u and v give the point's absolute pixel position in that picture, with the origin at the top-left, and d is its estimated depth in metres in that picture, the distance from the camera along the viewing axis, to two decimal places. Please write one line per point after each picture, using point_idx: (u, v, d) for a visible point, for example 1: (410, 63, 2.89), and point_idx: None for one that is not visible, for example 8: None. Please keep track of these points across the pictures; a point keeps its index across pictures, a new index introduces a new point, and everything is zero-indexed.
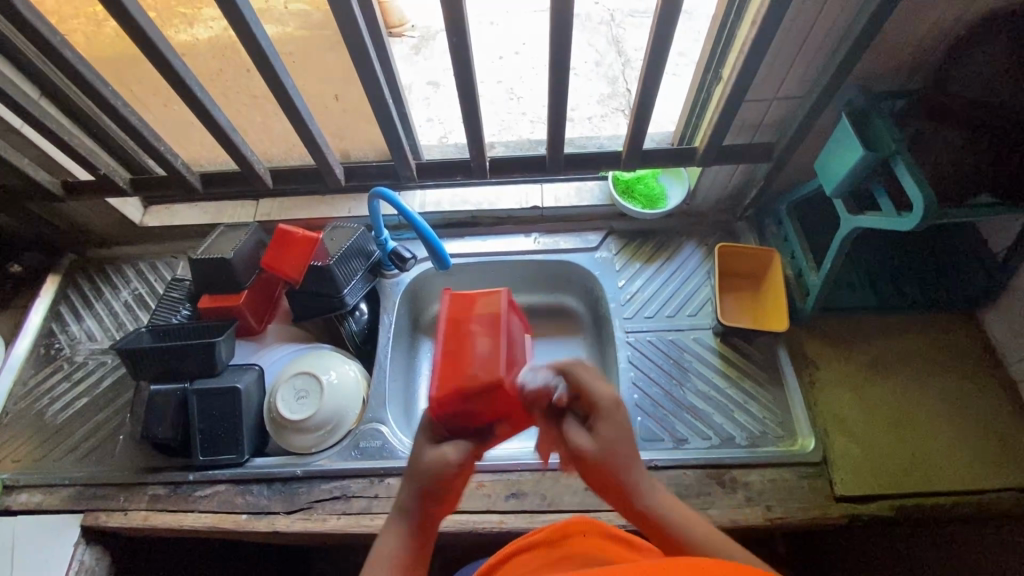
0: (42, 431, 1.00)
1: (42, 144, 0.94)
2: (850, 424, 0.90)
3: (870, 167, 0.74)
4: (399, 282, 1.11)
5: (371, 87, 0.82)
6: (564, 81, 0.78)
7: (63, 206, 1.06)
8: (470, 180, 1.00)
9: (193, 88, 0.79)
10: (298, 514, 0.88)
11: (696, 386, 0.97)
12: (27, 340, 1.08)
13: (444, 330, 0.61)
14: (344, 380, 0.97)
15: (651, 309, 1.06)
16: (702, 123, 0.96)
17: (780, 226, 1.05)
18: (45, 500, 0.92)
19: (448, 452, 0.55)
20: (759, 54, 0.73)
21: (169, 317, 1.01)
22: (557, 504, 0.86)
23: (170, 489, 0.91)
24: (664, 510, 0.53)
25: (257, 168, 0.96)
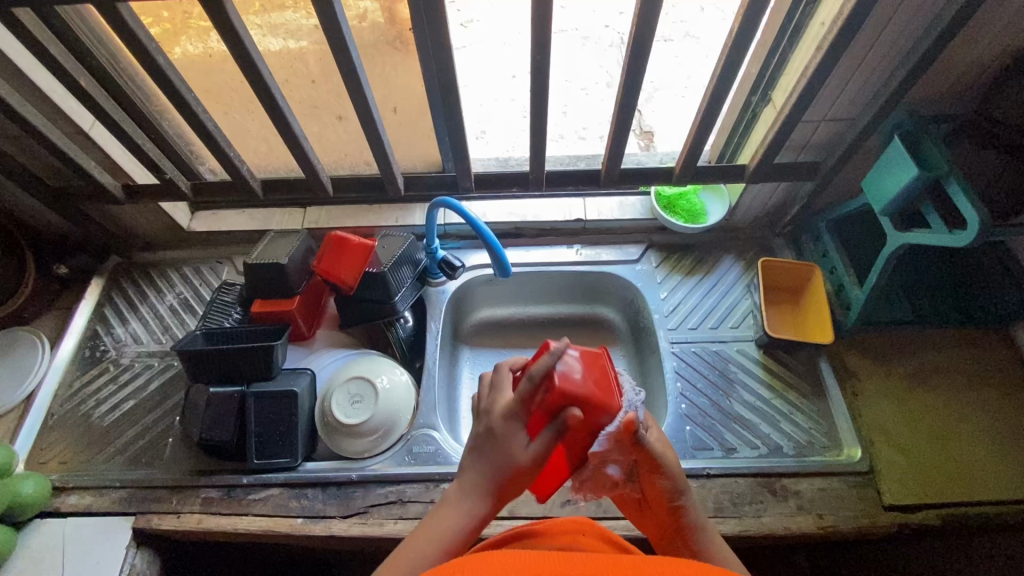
0: (90, 433, 0.99)
1: (108, 146, 0.96)
2: (895, 435, 0.92)
3: (922, 186, 0.78)
4: (444, 290, 1.13)
5: (444, 97, 0.85)
6: (631, 98, 0.82)
7: (116, 210, 1.07)
8: (524, 191, 1.03)
9: (275, 94, 0.83)
10: (354, 518, 0.88)
11: (743, 396, 0.99)
12: (72, 342, 1.08)
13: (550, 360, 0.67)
14: (396, 386, 0.98)
15: (693, 321, 1.08)
16: (748, 141, 0.99)
17: (818, 243, 1.08)
18: (95, 502, 0.91)
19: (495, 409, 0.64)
20: (818, 78, 0.77)
21: (222, 321, 1.02)
22: (612, 511, 0.87)
23: (223, 492, 0.91)
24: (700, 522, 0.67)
25: (320, 175, 0.98)
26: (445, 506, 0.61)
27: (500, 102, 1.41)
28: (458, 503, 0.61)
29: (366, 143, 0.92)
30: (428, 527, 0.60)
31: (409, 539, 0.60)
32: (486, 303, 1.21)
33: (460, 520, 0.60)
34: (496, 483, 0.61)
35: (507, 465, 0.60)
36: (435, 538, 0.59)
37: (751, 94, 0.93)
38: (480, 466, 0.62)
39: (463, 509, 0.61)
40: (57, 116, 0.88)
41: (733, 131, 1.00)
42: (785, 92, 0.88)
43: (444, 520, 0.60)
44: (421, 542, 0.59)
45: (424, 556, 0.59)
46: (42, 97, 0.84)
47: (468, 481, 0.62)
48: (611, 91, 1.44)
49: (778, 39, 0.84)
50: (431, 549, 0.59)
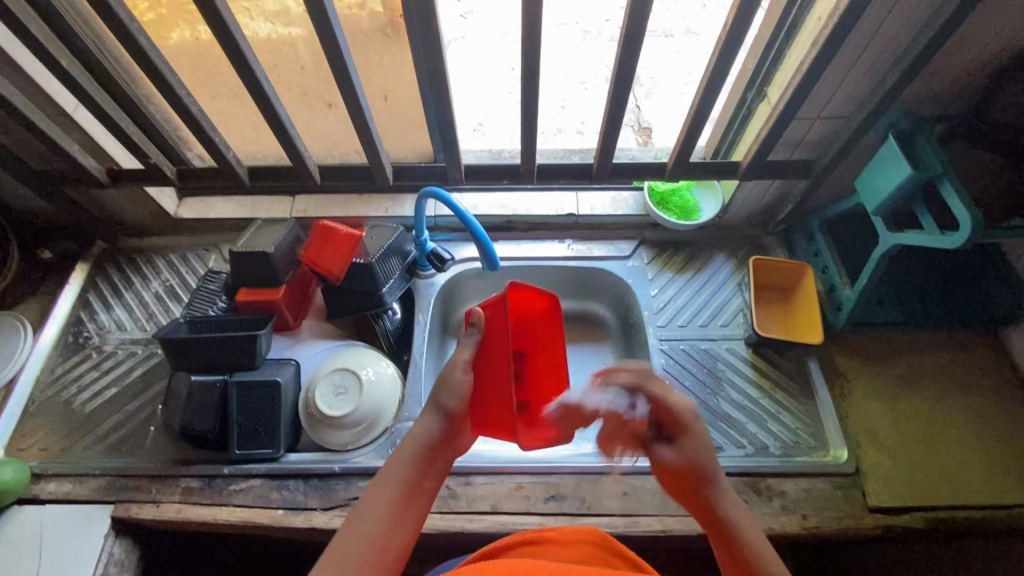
0: (71, 420, 0.98)
1: (91, 129, 0.94)
2: (882, 437, 0.92)
3: (916, 186, 0.77)
4: (433, 283, 1.12)
5: (434, 87, 0.83)
6: (624, 91, 0.81)
7: (101, 195, 1.06)
8: (516, 184, 1.01)
9: (261, 79, 0.81)
10: (335, 511, 0.87)
11: (730, 395, 0.99)
12: (54, 327, 1.07)
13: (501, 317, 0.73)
14: (381, 378, 0.97)
15: (683, 318, 1.07)
16: (743, 137, 0.98)
17: (811, 242, 1.08)
18: (74, 490, 0.90)
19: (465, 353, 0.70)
20: (814, 75, 0.76)
21: (206, 309, 1.01)
22: (596, 508, 0.86)
23: (204, 482, 0.90)
24: (736, 513, 0.62)
25: (308, 163, 0.96)
26: (403, 445, 0.65)
27: (497, 95, 1.40)
28: (414, 438, 0.65)
29: (355, 131, 0.90)
30: (390, 466, 0.63)
31: (371, 485, 0.62)
32: (476, 297, 1.20)
33: (416, 456, 0.63)
34: (449, 411, 0.66)
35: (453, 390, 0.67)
36: (395, 477, 0.62)
37: (747, 90, 0.92)
38: (431, 402, 0.68)
39: (420, 443, 0.64)
40: (39, 97, 0.86)
41: (728, 127, 0.99)
42: (780, 89, 0.86)
43: (401, 458, 0.63)
44: (382, 484, 0.62)
45: (385, 494, 0.61)
46: (23, 76, 0.82)
47: (423, 417, 0.66)
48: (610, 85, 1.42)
49: (774, 34, 0.83)
50: (393, 486, 0.61)
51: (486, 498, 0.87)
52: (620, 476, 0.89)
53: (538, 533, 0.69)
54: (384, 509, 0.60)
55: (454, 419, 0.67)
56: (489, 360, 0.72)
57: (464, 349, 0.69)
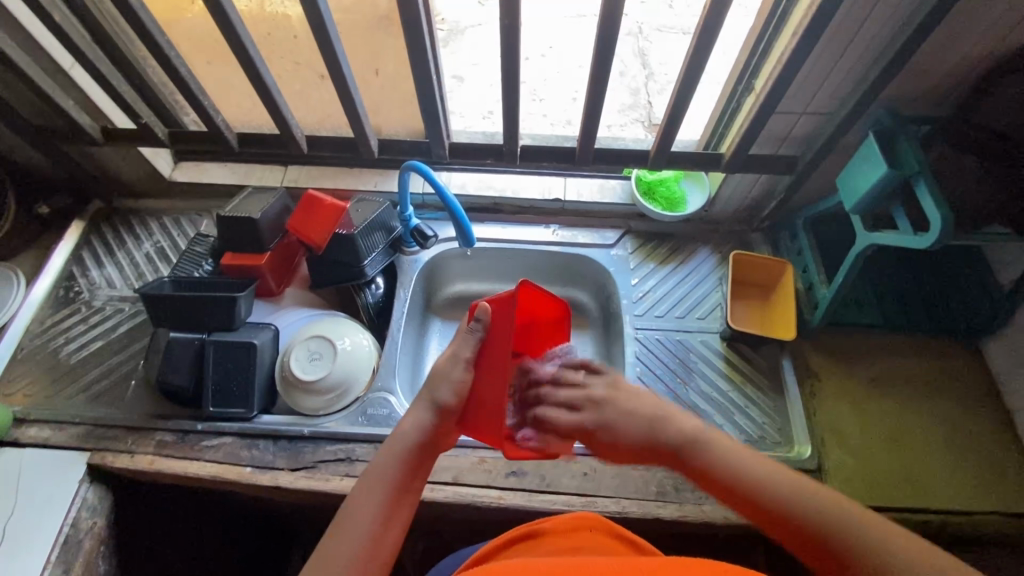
0: (56, 370, 1.01)
1: (87, 87, 0.96)
2: (847, 436, 0.92)
3: (892, 184, 0.77)
4: (417, 259, 1.13)
5: (417, 61, 0.84)
6: (605, 76, 0.81)
7: (98, 153, 1.08)
8: (500, 165, 1.02)
9: (248, 46, 0.82)
10: (301, 472, 0.89)
11: (700, 387, 0.99)
12: (47, 281, 1.10)
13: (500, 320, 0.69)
14: (357, 349, 0.99)
15: (661, 309, 1.08)
16: (730, 130, 0.98)
17: (795, 240, 1.07)
18: (53, 436, 0.93)
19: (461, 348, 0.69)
20: (794, 67, 0.76)
21: (192, 271, 1.03)
22: (555, 486, 0.87)
23: (178, 436, 0.93)
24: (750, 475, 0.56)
25: (294, 132, 0.97)
26: (387, 446, 0.63)
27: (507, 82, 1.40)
28: (402, 440, 0.63)
29: (340, 103, 0.91)
30: (376, 467, 0.62)
31: (359, 486, 0.61)
32: (460, 277, 1.21)
33: (404, 458, 0.62)
34: (441, 408, 0.66)
35: (450, 386, 0.66)
36: (382, 480, 0.61)
37: (735, 83, 0.92)
38: (425, 396, 0.67)
39: (409, 442, 0.63)
40: (34, 51, 0.88)
41: (717, 120, 0.99)
42: (764, 81, 0.86)
43: (388, 460, 0.62)
44: (371, 485, 0.60)
45: (373, 497, 0.59)
46: (21, 31, 0.85)
47: (413, 417, 0.65)
48: (619, 78, 1.42)
49: (761, 25, 0.82)
50: (379, 488, 0.60)
51: (448, 469, 0.89)
52: (582, 457, 0.90)
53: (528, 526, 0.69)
54: (372, 513, 0.58)
55: (445, 417, 0.66)
56: (490, 361, 0.67)
57: (465, 347, 0.69)
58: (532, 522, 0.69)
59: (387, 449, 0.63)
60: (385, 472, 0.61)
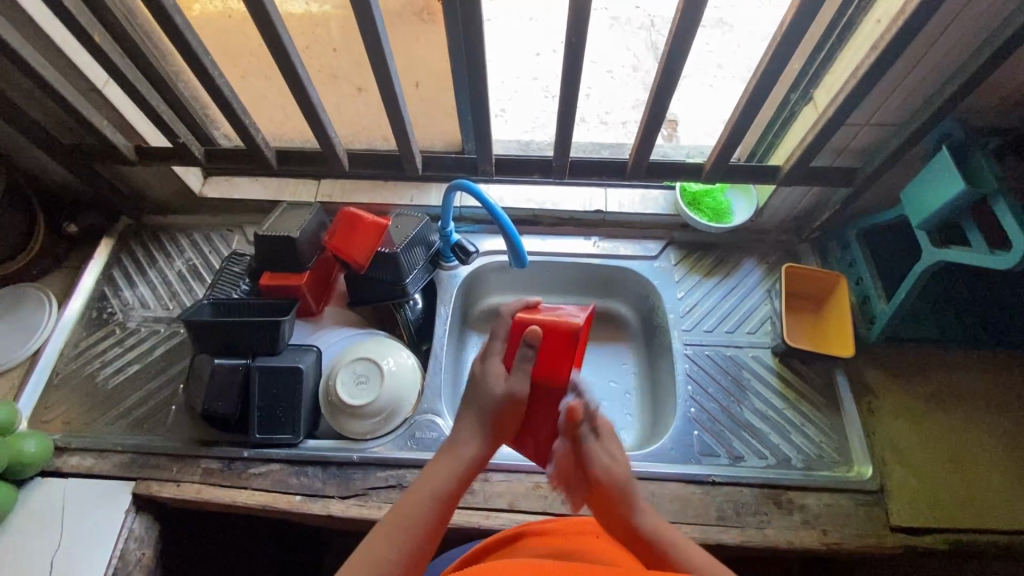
0: (93, 395, 0.99)
1: (121, 105, 0.93)
2: (908, 455, 0.90)
3: (967, 202, 0.75)
4: (456, 275, 1.10)
5: (471, 77, 0.81)
6: (668, 89, 0.78)
7: (129, 170, 1.05)
8: (547, 179, 0.99)
9: (295, 62, 0.79)
10: (352, 500, 0.87)
11: (754, 404, 0.97)
12: (79, 302, 1.07)
13: (554, 353, 0.69)
14: (401, 369, 0.97)
15: (709, 323, 1.05)
16: (783, 141, 0.95)
17: (845, 251, 1.05)
18: (96, 465, 0.91)
19: (514, 383, 0.67)
20: (869, 81, 0.73)
21: (230, 292, 1.01)
22: None
23: (224, 464, 0.91)
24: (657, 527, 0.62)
25: (336, 148, 0.94)
26: (442, 458, 0.64)
27: (522, 81, 1.35)
28: (453, 457, 0.64)
29: (387, 120, 0.88)
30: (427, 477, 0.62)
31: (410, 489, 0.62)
32: (498, 290, 1.19)
33: (456, 468, 0.63)
34: (489, 429, 0.66)
35: (495, 404, 0.66)
36: (437, 485, 0.62)
37: (792, 92, 0.89)
38: (475, 413, 0.67)
39: (462, 457, 0.64)
40: (71, 72, 0.85)
41: (769, 129, 0.96)
42: (828, 93, 0.83)
43: (444, 471, 0.63)
44: (422, 490, 0.61)
45: (424, 500, 0.60)
46: (56, 51, 0.82)
47: (466, 430, 0.66)
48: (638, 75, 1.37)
49: (827, 35, 0.79)
50: (431, 495, 0.61)
51: (503, 496, 0.87)
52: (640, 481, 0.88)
53: (522, 525, 0.69)
54: (423, 518, 0.59)
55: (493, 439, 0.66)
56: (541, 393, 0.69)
57: (520, 383, 0.67)
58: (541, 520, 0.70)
59: (440, 458, 0.64)
60: (439, 480, 0.62)
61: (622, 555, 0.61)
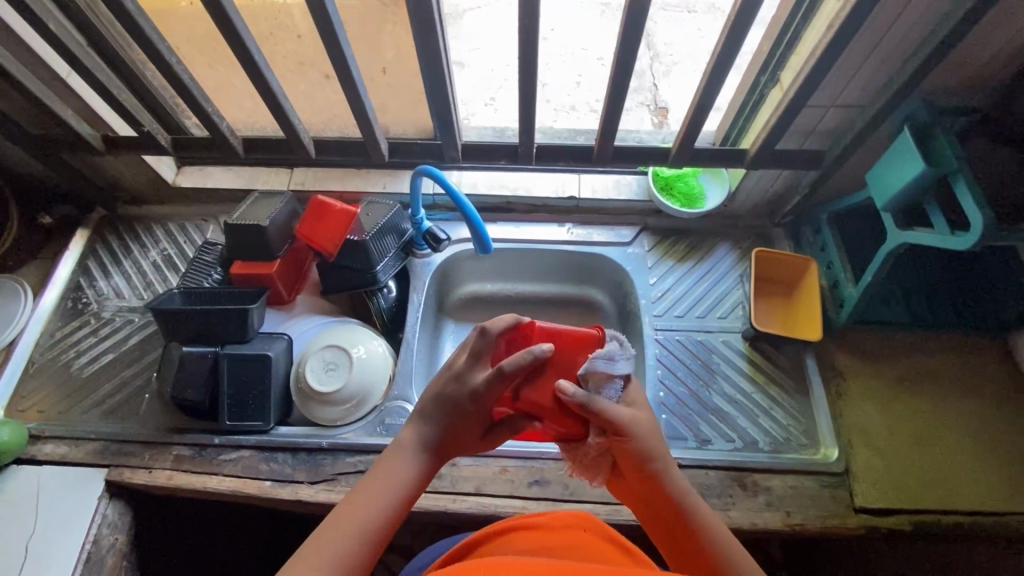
0: (69, 384, 1.00)
1: (85, 94, 0.93)
2: (874, 437, 0.90)
3: (927, 182, 0.74)
4: (429, 262, 1.11)
5: (429, 61, 0.81)
6: (626, 72, 0.77)
7: (100, 161, 1.06)
8: (514, 164, 0.99)
9: (251, 49, 0.78)
10: (322, 485, 0.88)
11: (722, 388, 0.98)
12: (54, 292, 1.08)
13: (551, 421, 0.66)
14: (372, 356, 0.98)
15: (681, 308, 1.05)
16: (753, 124, 0.95)
17: (817, 235, 1.04)
18: (70, 453, 0.92)
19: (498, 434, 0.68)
20: (827, 61, 0.72)
21: (201, 281, 1.01)
22: (579, 494, 0.86)
23: (195, 451, 0.92)
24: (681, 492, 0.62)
25: (301, 135, 0.94)
26: (388, 462, 0.63)
27: (510, 69, 1.34)
28: (400, 465, 0.63)
29: (349, 106, 0.88)
30: (368, 486, 0.61)
31: (357, 492, 0.61)
32: (473, 278, 1.19)
33: (404, 479, 0.62)
34: (437, 441, 0.65)
35: (449, 416, 0.65)
36: (383, 491, 0.61)
37: (760, 73, 0.88)
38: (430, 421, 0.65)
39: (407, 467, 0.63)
40: (31, 61, 0.85)
41: (739, 112, 0.95)
42: (793, 73, 0.82)
43: (390, 478, 0.62)
44: (369, 497, 0.60)
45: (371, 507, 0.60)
46: (16, 40, 0.82)
47: (411, 438, 0.65)
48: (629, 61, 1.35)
49: (789, 16, 0.78)
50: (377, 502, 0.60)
51: (470, 480, 0.88)
52: None
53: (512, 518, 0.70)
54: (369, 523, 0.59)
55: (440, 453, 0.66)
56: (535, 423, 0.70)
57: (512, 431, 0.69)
58: (532, 514, 0.71)
59: (386, 463, 0.63)
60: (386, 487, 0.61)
61: (612, 554, 0.63)
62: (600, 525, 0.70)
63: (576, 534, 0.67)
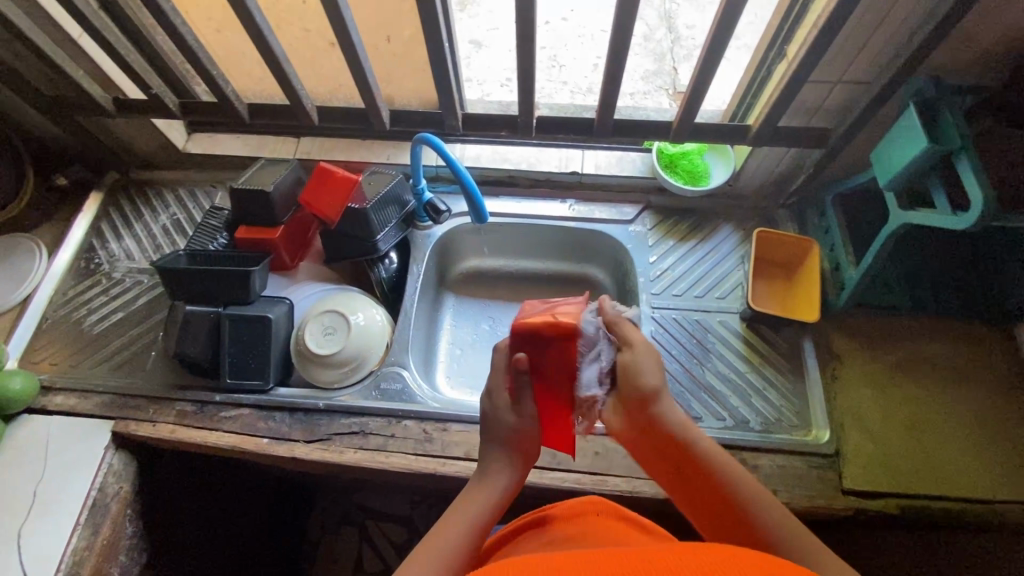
0: (80, 339, 1.04)
1: (96, 56, 0.95)
2: (867, 421, 0.90)
3: (930, 161, 0.73)
4: (430, 234, 1.12)
5: (429, 29, 0.81)
6: (626, 42, 0.76)
7: (112, 125, 1.08)
8: (515, 137, 0.99)
9: (254, 12, 0.79)
10: (317, 444, 0.91)
11: (717, 367, 0.97)
12: (68, 253, 1.11)
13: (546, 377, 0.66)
14: (371, 324, 1.00)
15: (680, 288, 1.05)
16: (759, 100, 0.93)
17: (822, 217, 1.03)
18: (79, 404, 0.96)
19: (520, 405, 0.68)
20: (831, 32, 0.70)
21: (207, 244, 1.03)
22: (566, 464, 0.88)
23: (197, 407, 0.95)
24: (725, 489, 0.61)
25: (305, 103, 0.95)
26: (477, 490, 0.67)
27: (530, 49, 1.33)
28: (487, 486, 0.67)
29: (351, 74, 0.89)
30: (455, 516, 0.64)
31: (450, 512, 0.65)
32: (474, 252, 1.20)
33: (489, 502, 0.66)
34: (519, 461, 0.69)
35: (513, 433, 0.68)
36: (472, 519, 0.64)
37: (767, 48, 0.86)
38: (511, 451, 0.68)
39: (495, 490, 0.67)
40: (43, 21, 0.87)
41: (745, 88, 0.93)
42: (798, 47, 0.81)
43: (480, 501, 0.65)
44: (459, 520, 0.63)
45: (461, 531, 0.63)
46: (28, 0, 0.84)
47: (499, 468, 0.68)
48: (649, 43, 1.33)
49: None
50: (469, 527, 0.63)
51: (460, 445, 0.90)
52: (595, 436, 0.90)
53: (527, 517, 0.73)
54: (457, 550, 0.61)
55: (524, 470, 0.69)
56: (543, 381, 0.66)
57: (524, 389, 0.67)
58: (540, 509, 0.74)
59: (474, 490, 0.67)
60: (478, 510, 0.65)
61: (626, 531, 0.66)
62: (612, 507, 0.72)
63: (586, 518, 0.69)
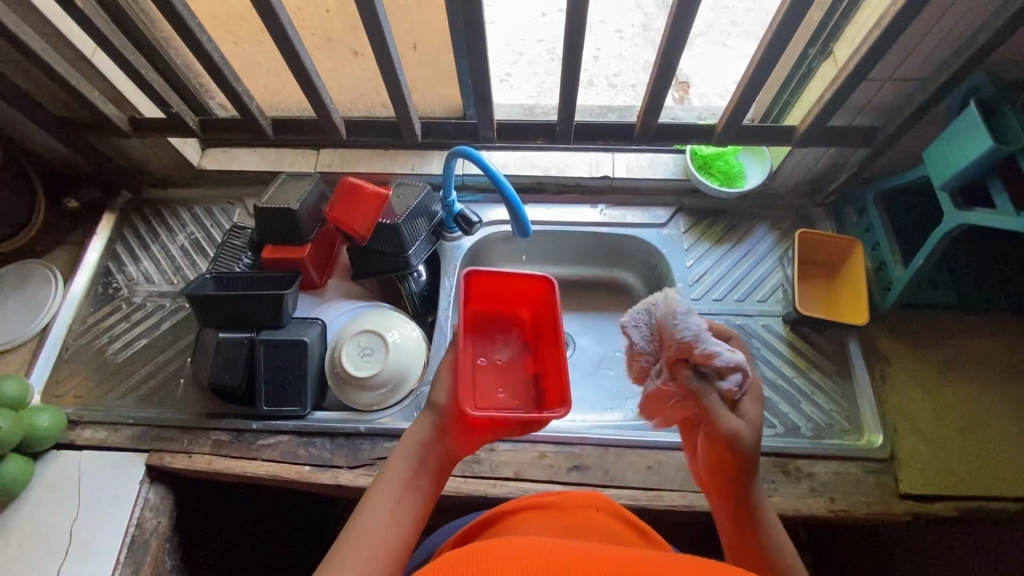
0: (103, 368, 1.00)
1: (110, 74, 0.91)
2: (920, 423, 0.88)
3: (993, 161, 0.71)
4: (459, 246, 1.09)
5: (469, 39, 0.77)
6: (677, 46, 0.74)
7: (124, 143, 1.03)
8: (551, 144, 0.97)
9: (286, 25, 0.75)
10: (361, 470, 0.88)
11: (763, 373, 0.96)
12: (84, 277, 1.07)
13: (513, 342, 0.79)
14: (406, 341, 0.96)
15: (719, 292, 1.03)
16: (800, 100, 0.91)
17: (862, 215, 1.01)
18: (109, 438, 0.92)
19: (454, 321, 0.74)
20: (894, 32, 0.68)
21: (232, 266, 1.00)
22: (620, 480, 0.86)
23: (233, 436, 0.92)
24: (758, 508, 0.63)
25: (333, 116, 0.93)
26: (398, 451, 0.65)
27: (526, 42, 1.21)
28: (406, 446, 0.65)
29: (384, 85, 0.86)
30: (380, 485, 0.62)
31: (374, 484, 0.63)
32: (502, 261, 1.17)
33: (409, 461, 0.64)
34: (442, 410, 0.66)
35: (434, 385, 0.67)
36: (393, 483, 0.62)
37: (809, 46, 0.84)
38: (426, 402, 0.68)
39: (415, 447, 0.65)
40: (57, 40, 0.83)
41: (785, 86, 0.91)
42: (849, 45, 0.78)
43: (399, 460, 0.64)
44: (380, 487, 0.62)
45: (384, 499, 0.61)
46: (41, 18, 0.79)
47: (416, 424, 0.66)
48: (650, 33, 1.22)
49: None
50: (390, 491, 0.61)
51: (509, 465, 0.88)
52: (647, 451, 0.88)
53: (523, 497, 0.69)
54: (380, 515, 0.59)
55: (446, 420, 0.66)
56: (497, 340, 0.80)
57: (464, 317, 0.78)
58: (537, 494, 0.69)
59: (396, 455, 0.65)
60: (399, 472, 0.63)
61: (627, 533, 0.61)
62: (609, 503, 0.68)
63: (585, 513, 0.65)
